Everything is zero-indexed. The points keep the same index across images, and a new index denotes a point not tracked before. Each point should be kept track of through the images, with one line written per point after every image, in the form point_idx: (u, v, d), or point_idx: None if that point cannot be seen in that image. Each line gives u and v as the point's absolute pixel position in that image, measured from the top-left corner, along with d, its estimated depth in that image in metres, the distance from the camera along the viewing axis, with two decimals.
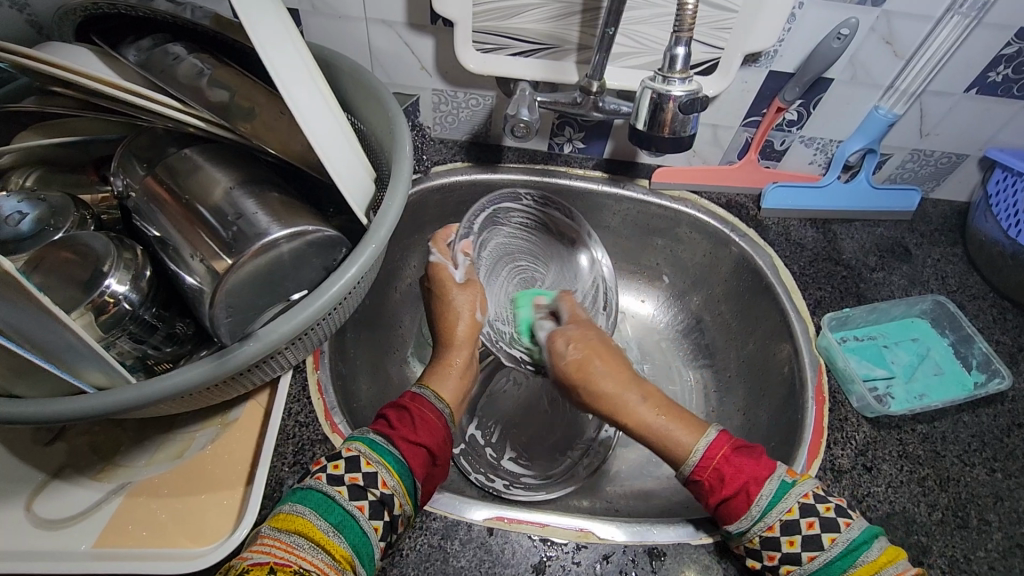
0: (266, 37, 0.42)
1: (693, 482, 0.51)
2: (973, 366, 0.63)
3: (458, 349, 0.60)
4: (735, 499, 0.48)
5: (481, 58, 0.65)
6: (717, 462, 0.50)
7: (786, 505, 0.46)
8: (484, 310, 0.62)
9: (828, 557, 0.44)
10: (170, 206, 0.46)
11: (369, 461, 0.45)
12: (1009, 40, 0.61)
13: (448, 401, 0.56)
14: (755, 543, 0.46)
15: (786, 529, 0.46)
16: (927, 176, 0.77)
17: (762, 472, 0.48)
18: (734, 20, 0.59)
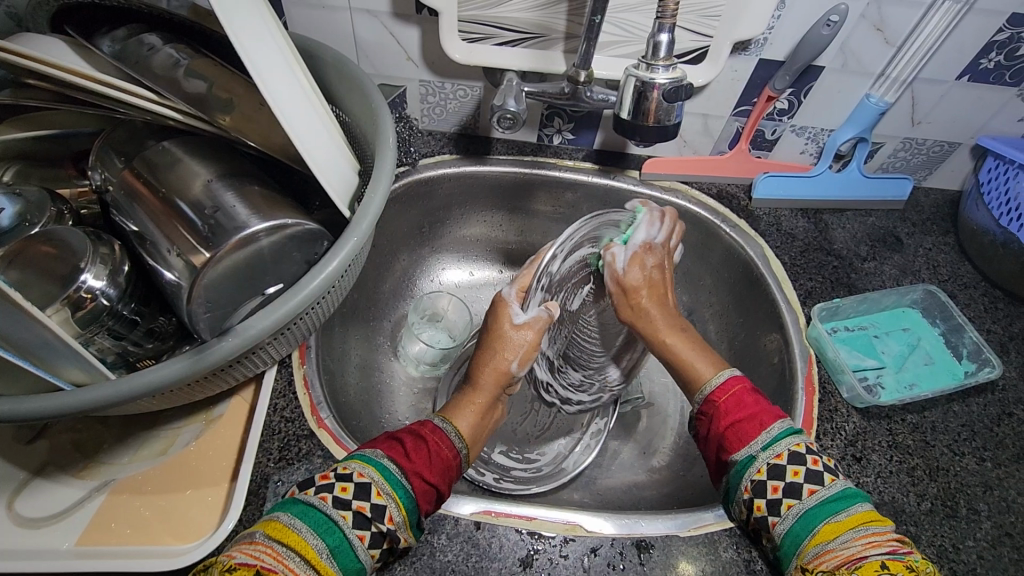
0: (245, 29, 0.41)
1: (704, 410, 0.50)
2: (963, 355, 0.62)
3: (482, 388, 0.55)
4: (746, 426, 0.47)
5: (466, 48, 0.64)
6: (735, 391, 0.49)
7: (797, 440, 0.45)
8: (524, 364, 0.56)
9: (827, 494, 0.42)
10: (148, 200, 0.46)
11: (379, 492, 0.42)
12: (1001, 26, 0.60)
13: (467, 440, 0.51)
14: (760, 474, 0.44)
15: (792, 459, 0.44)
16: (918, 165, 0.77)
17: (776, 410, 0.48)
18: (722, 8, 0.58)
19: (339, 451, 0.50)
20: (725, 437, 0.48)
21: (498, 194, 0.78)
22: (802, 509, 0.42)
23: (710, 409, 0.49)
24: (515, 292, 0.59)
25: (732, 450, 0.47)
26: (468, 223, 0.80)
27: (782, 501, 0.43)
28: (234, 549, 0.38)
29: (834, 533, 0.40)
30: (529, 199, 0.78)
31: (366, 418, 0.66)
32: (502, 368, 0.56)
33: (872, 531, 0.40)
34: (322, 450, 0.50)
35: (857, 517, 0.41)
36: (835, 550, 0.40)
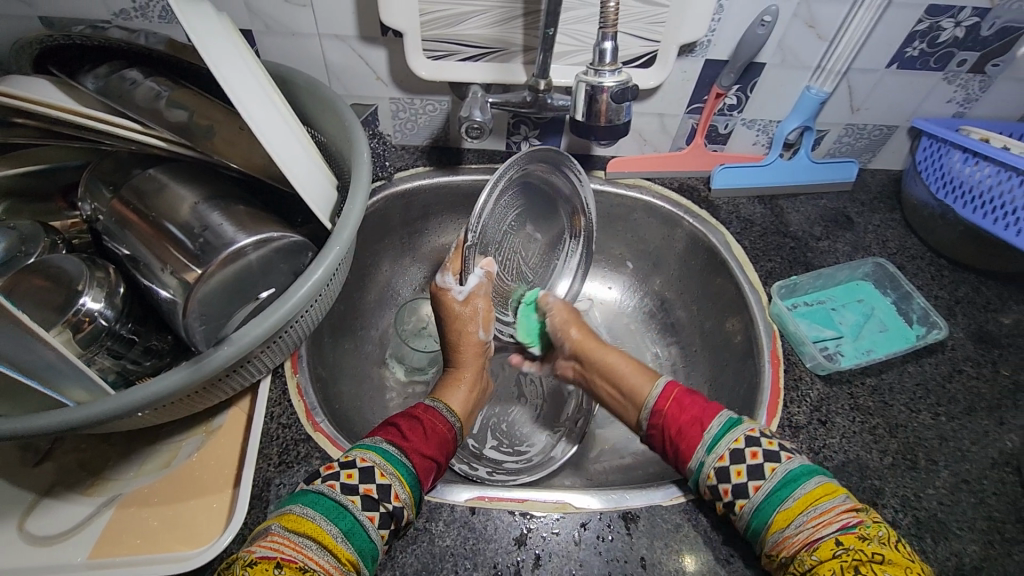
0: (220, 59, 0.45)
1: (654, 422, 0.53)
2: (914, 320, 0.67)
3: (466, 365, 0.63)
4: (693, 432, 0.50)
5: (432, 65, 0.68)
6: (671, 403, 0.52)
7: (733, 436, 0.48)
8: (488, 327, 0.63)
9: (769, 486, 0.45)
10: (138, 225, 0.48)
11: (383, 473, 0.46)
12: (920, 17, 0.65)
13: (458, 414, 0.59)
14: (711, 478, 0.48)
15: (733, 457, 0.47)
16: (862, 148, 0.82)
17: (714, 408, 0.51)
18: (666, 15, 0.63)
19: (336, 451, 0.53)
20: (676, 443, 0.51)
21: (473, 201, 0.81)
22: (754, 504, 0.45)
23: (659, 420, 0.53)
24: (449, 274, 0.60)
25: (687, 458, 0.50)
26: (445, 230, 0.84)
27: (736, 502, 0.47)
28: (253, 545, 0.40)
29: (788, 520, 0.43)
30: None
31: (359, 424, 0.69)
32: (474, 341, 0.63)
33: (822, 511, 0.42)
34: (320, 453, 0.53)
35: (804, 500, 0.43)
36: (792, 535, 0.43)
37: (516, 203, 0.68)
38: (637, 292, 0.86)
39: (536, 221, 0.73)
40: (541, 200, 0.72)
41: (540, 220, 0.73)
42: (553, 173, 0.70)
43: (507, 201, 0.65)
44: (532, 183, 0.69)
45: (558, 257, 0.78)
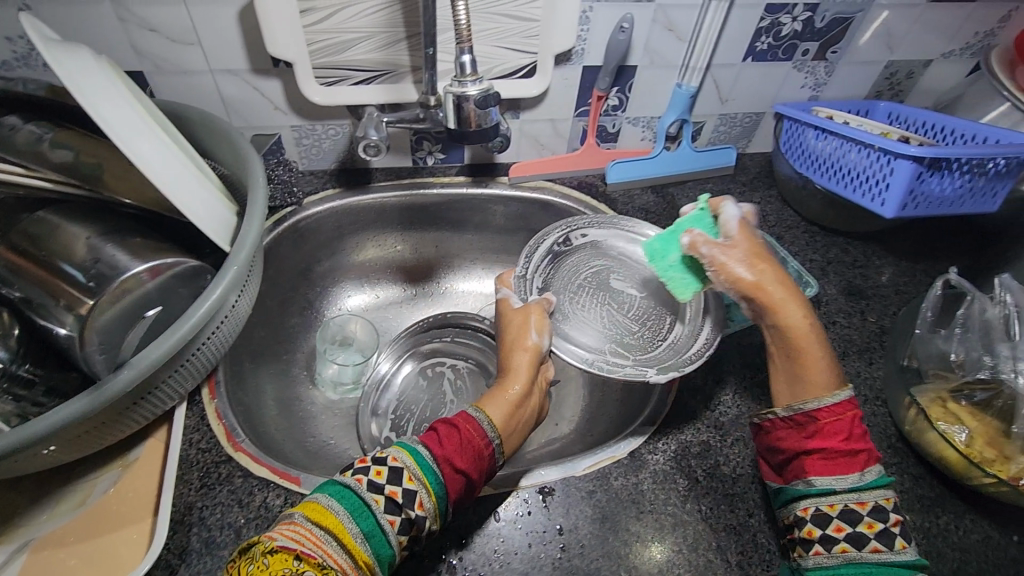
0: (93, 95, 0.47)
1: (807, 420, 0.51)
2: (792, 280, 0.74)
3: (514, 379, 0.58)
4: (839, 461, 0.49)
5: (324, 91, 0.71)
6: (846, 419, 0.50)
7: (885, 494, 0.48)
8: (542, 334, 0.61)
9: (894, 559, 0.45)
10: (29, 266, 0.49)
11: (411, 477, 0.44)
12: (761, 16, 0.74)
13: (499, 428, 0.53)
14: (834, 507, 0.47)
15: (876, 512, 0.47)
16: (738, 135, 0.90)
17: (874, 453, 0.50)
18: (537, 28, 0.69)
19: (258, 467, 0.54)
20: (813, 455, 0.49)
21: (386, 217, 0.84)
22: (859, 557, 0.45)
23: (812, 423, 0.50)
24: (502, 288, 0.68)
25: (814, 472, 0.49)
26: (363, 248, 0.86)
27: (840, 543, 0.46)
28: (273, 531, 0.40)
29: None
30: (416, 217, 0.85)
31: (290, 443, 0.70)
32: (527, 344, 0.60)
33: None
34: (242, 471, 0.54)
35: None
36: None
37: (559, 264, 0.74)
38: None
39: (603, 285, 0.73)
40: (632, 266, 0.74)
41: (637, 281, 0.74)
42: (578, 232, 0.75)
43: (568, 263, 0.74)
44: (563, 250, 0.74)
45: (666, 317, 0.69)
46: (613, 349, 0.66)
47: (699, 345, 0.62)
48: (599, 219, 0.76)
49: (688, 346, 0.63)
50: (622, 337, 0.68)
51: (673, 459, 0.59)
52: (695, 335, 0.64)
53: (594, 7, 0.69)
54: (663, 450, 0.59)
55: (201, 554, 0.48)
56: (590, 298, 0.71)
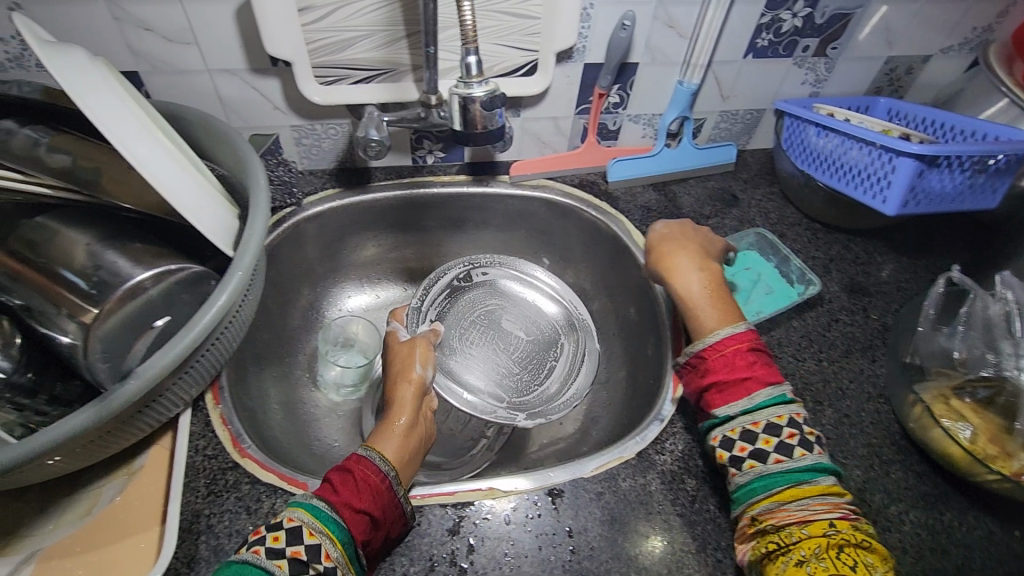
0: (91, 98, 0.46)
1: (697, 361, 0.57)
2: (795, 280, 0.74)
3: (401, 410, 0.57)
4: (730, 390, 0.54)
5: (324, 90, 0.70)
6: (729, 351, 0.56)
7: (775, 412, 0.51)
8: (426, 365, 0.63)
9: (794, 465, 0.49)
10: (30, 273, 0.48)
11: (311, 532, 0.44)
12: (763, 12, 0.74)
13: (393, 462, 0.52)
14: (733, 433, 0.52)
15: (768, 428, 0.51)
16: (739, 132, 0.90)
17: (766, 375, 0.54)
18: (538, 26, 0.68)
19: (265, 474, 0.54)
20: (708, 391, 0.55)
21: (386, 217, 0.84)
22: (766, 469, 0.49)
23: (702, 362, 0.57)
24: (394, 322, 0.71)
25: (715, 404, 0.54)
26: (364, 248, 0.86)
27: (747, 461, 0.51)
28: None
29: (795, 496, 0.48)
30: (416, 216, 0.85)
31: (294, 447, 0.69)
32: (412, 377, 0.61)
33: (829, 500, 0.47)
34: (249, 478, 0.54)
35: (819, 487, 0.48)
36: (791, 510, 0.47)
37: (455, 302, 0.79)
38: None
39: (495, 325, 0.79)
40: (520, 308, 0.81)
41: (523, 322, 0.80)
42: (479, 270, 0.83)
43: (463, 300, 0.79)
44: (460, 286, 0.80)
45: (551, 357, 0.77)
46: (494, 393, 0.72)
47: (569, 396, 0.72)
48: (498, 258, 0.84)
49: (560, 393, 0.73)
50: (504, 379, 0.74)
51: (680, 459, 0.59)
52: (566, 385, 0.74)
53: (595, 4, 0.68)
54: (670, 451, 0.60)
55: (211, 562, 0.48)
56: (480, 335, 0.77)
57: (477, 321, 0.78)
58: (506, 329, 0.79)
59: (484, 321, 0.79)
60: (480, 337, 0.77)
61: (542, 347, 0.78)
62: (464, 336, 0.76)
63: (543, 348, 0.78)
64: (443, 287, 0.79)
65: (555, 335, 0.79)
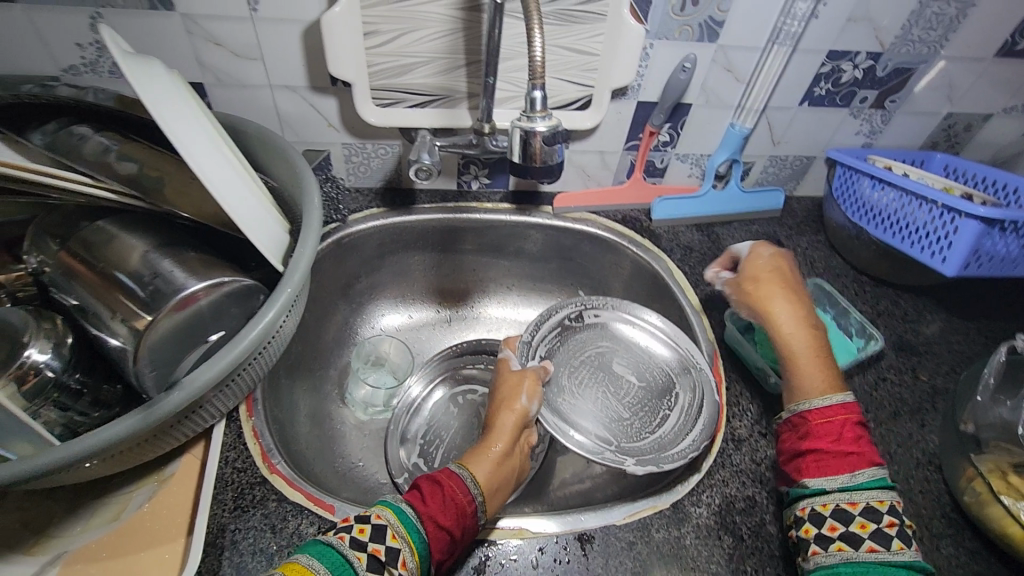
0: (166, 110, 0.47)
1: (799, 423, 0.56)
2: (853, 333, 0.72)
3: (497, 438, 0.57)
4: (833, 462, 0.52)
5: (381, 112, 0.71)
6: (838, 421, 0.54)
7: (879, 496, 0.50)
8: (534, 398, 0.61)
9: (888, 558, 0.46)
10: (87, 275, 0.49)
11: (395, 535, 0.45)
12: (822, 61, 0.73)
13: (482, 485, 0.52)
14: (825, 507, 0.50)
15: (866, 512, 0.49)
16: (787, 178, 0.89)
17: (873, 457, 0.52)
18: (597, 62, 0.69)
19: (293, 493, 0.53)
20: (806, 457, 0.54)
21: (426, 239, 0.84)
22: (857, 555, 0.47)
23: (804, 425, 0.56)
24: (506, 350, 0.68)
25: (810, 474, 0.53)
26: (402, 268, 0.86)
27: (835, 541, 0.48)
28: None
29: None
30: (456, 240, 0.85)
31: (319, 466, 0.68)
32: (519, 407, 0.60)
33: None
34: (277, 494, 0.53)
35: None
36: None
37: (565, 342, 0.73)
38: None
39: (608, 369, 0.71)
40: (633, 352, 0.73)
41: (637, 368, 0.71)
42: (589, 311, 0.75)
43: (574, 340, 0.73)
44: (572, 327, 0.74)
45: (665, 407, 0.67)
46: (602, 436, 0.64)
47: (684, 446, 0.61)
48: (611, 300, 0.76)
49: (668, 447, 0.62)
50: (614, 424, 0.66)
51: (717, 514, 0.57)
52: (682, 437, 0.63)
53: (655, 45, 0.69)
54: (707, 504, 0.57)
55: None
56: (587, 377, 0.70)
57: (591, 362, 0.72)
58: (620, 373, 0.71)
59: (597, 363, 0.72)
60: (591, 378, 0.70)
61: (657, 395, 0.68)
62: (572, 375, 0.70)
63: (658, 396, 0.68)
64: (553, 322, 0.73)
65: (669, 383, 0.69)
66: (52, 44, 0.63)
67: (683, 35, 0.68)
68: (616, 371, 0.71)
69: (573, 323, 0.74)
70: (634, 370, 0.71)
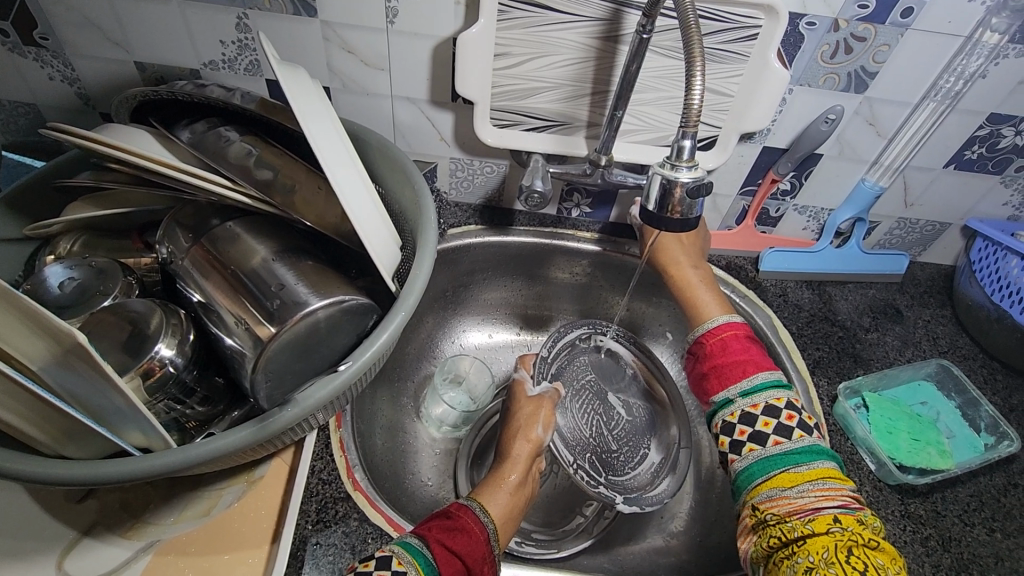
0: (311, 123, 0.48)
1: (698, 347, 0.60)
2: (982, 428, 0.65)
3: (512, 467, 0.59)
4: (733, 370, 0.55)
5: (498, 133, 0.70)
6: (724, 336, 0.58)
7: (773, 395, 0.53)
8: (547, 428, 0.64)
9: (791, 447, 0.50)
10: (214, 275, 0.50)
11: (400, 561, 0.43)
12: (981, 123, 0.66)
13: (494, 517, 0.53)
14: (734, 417, 0.53)
15: (767, 411, 0.52)
16: (913, 242, 0.82)
17: (762, 360, 0.56)
18: (730, 104, 0.65)
19: (374, 514, 0.52)
20: (709, 376, 0.57)
21: (518, 261, 0.82)
22: (764, 453, 0.51)
23: (701, 348, 0.59)
24: (523, 370, 0.70)
25: (715, 391, 0.56)
26: (489, 289, 0.85)
27: (746, 444, 0.52)
28: None
29: (792, 481, 0.48)
30: (547, 266, 0.83)
31: (391, 481, 0.68)
32: (532, 438, 0.62)
33: (829, 486, 0.47)
34: (358, 513, 0.52)
35: (816, 471, 0.48)
36: (790, 497, 0.48)
37: (575, 363, 0.75)
38: (677, 364, 0.84)
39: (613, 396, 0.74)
40: (629, 388, 0.76)
41: (629, 402, 0.74)
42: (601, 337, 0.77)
43: (579, 363, 0.75)
44: (580, 350, 0.76)
45: (646, 447, 0.71)
46: (594, 463, 0.67)
47: (661, 489, 0.66)
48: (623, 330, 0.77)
49: (650, 487, 0.66)
50: (601, 454, 0.68)
51: None
52: (658, 477, 0.67)
53: (794, 90, 0.64)
54: None
55: None
56: (586, 403, 0.72)
57: (593, 386, 0.74)
58: (615, 402, 0.74)
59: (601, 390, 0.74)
60: (592, 404, 0.72)
61: (640, 431, 0.72)
62: (572, 399, 0.72)
63: (640, 432, 0.72)
64: (568, 338, 0.75)
65: (653, 423, 0.73)
66: (199, 39, 0.65)
67: (828, 84, 0.63)
68: (610, 400, 0.74)
69: (584, 345, 0.76)
70: (624, 405, 0.74)
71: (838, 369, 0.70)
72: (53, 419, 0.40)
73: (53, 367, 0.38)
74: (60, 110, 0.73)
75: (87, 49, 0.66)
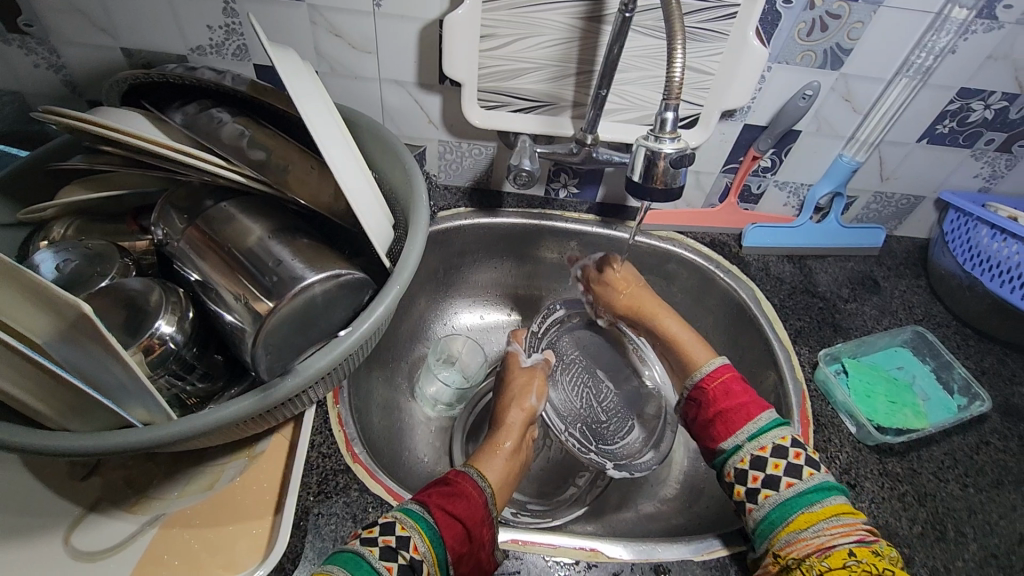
0: (304, 101, 0.49)
1: (698, 394, 0.61)
2: (954, 390, 0.68)
3: (507, 435, 0.61)
4: (738, 415, 0.57)
5: (485, 114, 0.71)
6: (722, 380, 0.60)
7: (778, 433, 0.54)
8: (540, 397, 0.66)
9: (805, 487, 0.51)
10: (211, 254, 0.51)
11: (403, 525, 0.45)
12: (951, 98, 0.69)
13: (492, 483, 0.55)
14: (745, 461, 0.53)
15: (776, 451, 0.53)
16: (889, 216, 0.85)
17: (761, 402, 0.58)
18: (711, 82, 0.67)
19: (374, 484, 0.54)
20: (716, 422, 0.58)
21: (508, 242, 0.83)
22: (779, 499, 0.51)
23: (703, 394, 0.60)
24: (513, 343, 0.74)
25: (724, 436, 0.56)
26: (480, 270, 0.86)
27: (762, 490, 0.52)
28: None
29: (808, 522, 0.49)
30: (536, 247, 0.84)
31: (388, 457, 0.69)
32: (526, 407, 0.64)
33: (843, 522, 0.48)
34: (358, 484, 0.53)
35: (829, 509, 0.49)
36: (807, 538, 0.48)
37: (567, 339, 0.77)
38: None
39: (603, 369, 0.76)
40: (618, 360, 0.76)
41: (618, 374, 0.75)
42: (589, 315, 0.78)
43: (570, 338, 0.78)
44: (574, 327, 0.79)
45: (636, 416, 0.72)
46: (585, 430, 0.69)
47: (650, 457, 0.67)
48: None
49: (639, 454, 0.68)
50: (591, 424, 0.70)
51: None
52: (647, 445, 0.69)
53: (773, 68, 0.66)
54: None
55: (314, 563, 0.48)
56: (576, 374, 0.74)
57: (586, 359, 0.76)
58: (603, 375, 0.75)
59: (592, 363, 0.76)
60: (582, 376, 0.74)
61: (631, 399, 0.73)
62: (563, 372, 0.74)
63: (630, 402, 0.73)
64: (560, 315, 0.78)
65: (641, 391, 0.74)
66: (186, 24, 0.65)
67: (805, 61, 0.65)
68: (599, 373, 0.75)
69: (577, 323, 0.79)
70: (613, 377, 0.75)
71: (818, 338, 0.73)
72: (58, 392, 0.41)
73: (58, 342, 0.39)
74: (46, 98, 0.73)
75: (73, 35, 0.66)
